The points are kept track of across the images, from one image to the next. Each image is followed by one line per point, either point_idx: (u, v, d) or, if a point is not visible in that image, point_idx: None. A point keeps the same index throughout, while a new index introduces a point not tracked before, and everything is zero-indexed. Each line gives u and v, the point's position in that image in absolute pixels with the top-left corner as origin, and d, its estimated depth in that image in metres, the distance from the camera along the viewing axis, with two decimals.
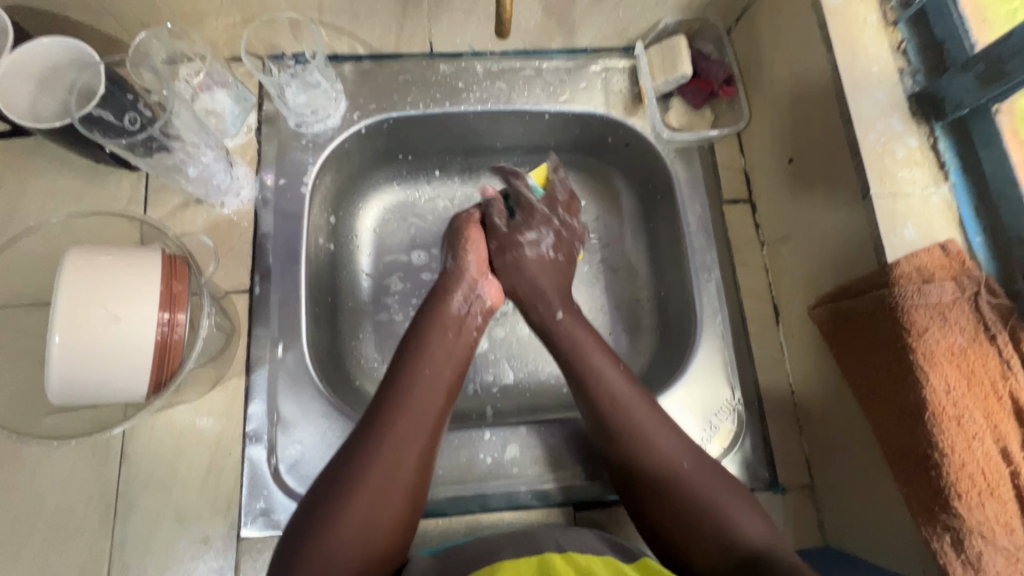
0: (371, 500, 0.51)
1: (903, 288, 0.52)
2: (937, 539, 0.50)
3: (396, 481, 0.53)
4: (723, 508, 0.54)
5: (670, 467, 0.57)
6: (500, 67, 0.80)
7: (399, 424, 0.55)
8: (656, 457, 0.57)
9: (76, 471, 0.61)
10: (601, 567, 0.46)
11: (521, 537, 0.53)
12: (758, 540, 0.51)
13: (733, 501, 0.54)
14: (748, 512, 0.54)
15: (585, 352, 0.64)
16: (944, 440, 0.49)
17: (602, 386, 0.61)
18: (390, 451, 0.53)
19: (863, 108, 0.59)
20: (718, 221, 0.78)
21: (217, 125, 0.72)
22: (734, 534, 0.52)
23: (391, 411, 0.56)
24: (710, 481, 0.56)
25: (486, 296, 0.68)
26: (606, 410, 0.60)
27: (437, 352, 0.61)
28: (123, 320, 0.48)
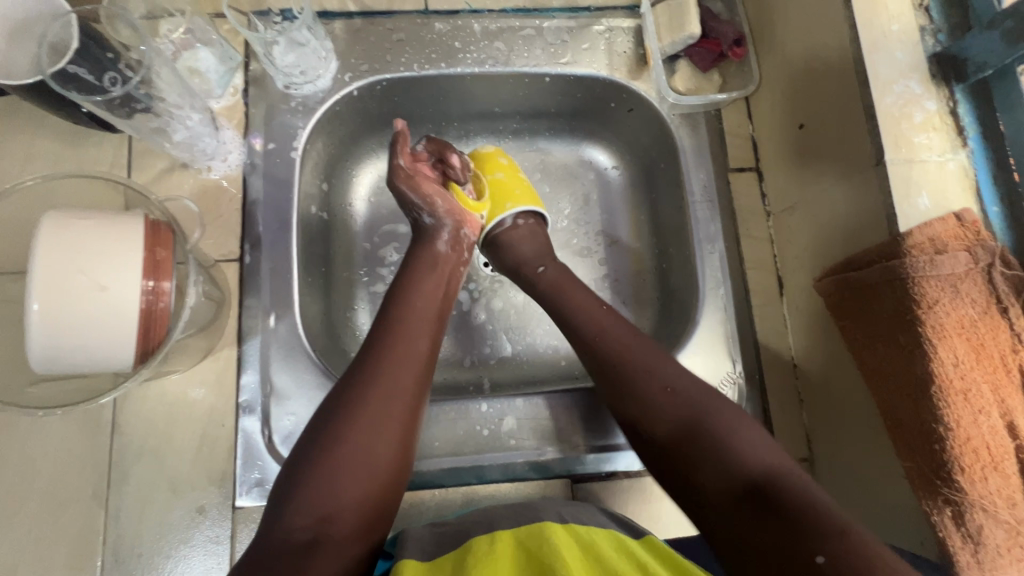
0: (371, 430, 0.50)
1: (915, 258, 0.51)
2: (938, 513, 0.49)
3: (395, 404, 0.51)
4: (731, 431, 0.50)
5: (654, 373, 0.55)
6: (498, 26, 0.76)
7: (397, 347, 0.54)
8: (655, 400, 0.53)
9: (67, 441, 0.60)
10: (605, 540, 0.47)
11: (523, 509, 0.52)
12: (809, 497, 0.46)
13: (736, 425, 0.50)
14: (752, 438, 0.50)
15: (628, 344, 0.57)
16: (948, 414, 0.48)
17: (647, 374, 0.55)
18: (386, 376, 0.52)
19: (879, 69, 0.56)
20: (724, 190, 0.75)
21: (202, 85, 0.69)
22: (735, 460, 0.48)
23: (381, 348, 0.54)
24: (706, 405, 0.52)
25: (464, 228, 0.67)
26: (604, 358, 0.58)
27: (426, 282, 0.61)
28: (110, 288, 0.47)
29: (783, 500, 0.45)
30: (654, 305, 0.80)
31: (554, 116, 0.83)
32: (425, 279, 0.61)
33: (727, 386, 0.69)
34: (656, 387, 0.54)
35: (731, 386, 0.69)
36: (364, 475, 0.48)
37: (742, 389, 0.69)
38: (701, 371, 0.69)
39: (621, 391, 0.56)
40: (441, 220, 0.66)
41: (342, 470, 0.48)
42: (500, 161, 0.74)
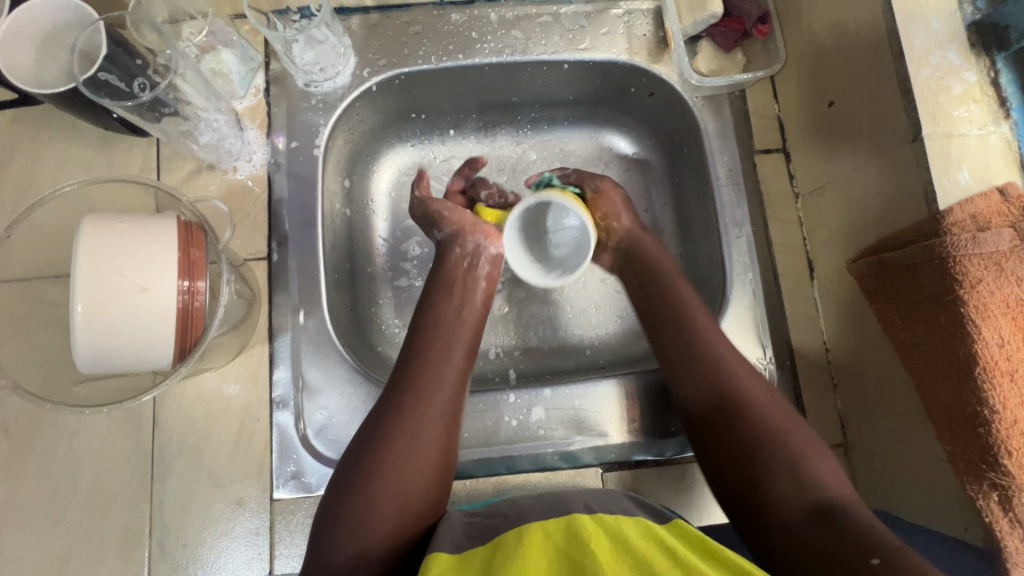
0: (411, 444, 0.53)
1: (956, 236, 0.49)
2: (983, 498, 0.48)
3: (423, 444, 0.53)
4: (812, 457, 0.51)
5: (750, 393, 0.56)
6: (515, 14, 0.75)
7: (422, 390, 0.55)
8: (758, 414, 0.54)
9: (111, 437, 0.62)
10: (632, 527, 0.47)
11: (550, 501, 0.53)
12: (839, 492, 0.49)
13: (818, 453, 0.52)
14: (831, 468, 0.51)
15: (709, 339, 0.60)
16: (994, 396, 0.47)
17: (720, 370, 0.57)
18: (414, 418, 0.54)
19: (915, 41, 0.54)
20: (750, 173, 0.73)
21: (225, 87, 0.70)
22: (815, 487, 0.49)
23: (408, 382, 0.56)
24: (802, 434, 0.53)
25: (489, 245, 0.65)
26: (703, 377, 0.58)
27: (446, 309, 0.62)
28: (150, 290, 0.48)
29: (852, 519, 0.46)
30: None
31: (574, 103, 0.82)
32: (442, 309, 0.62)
33: None
34: (725, 375, 0.57)
35: (761, 373, 0.68)
36: (410, 480, 0.51)
37: (772, 375, 0.68)
38: None
39: (730, 400, 0.56)
40: (453, 235, 0.65)
41: (383, 476, 0.51)
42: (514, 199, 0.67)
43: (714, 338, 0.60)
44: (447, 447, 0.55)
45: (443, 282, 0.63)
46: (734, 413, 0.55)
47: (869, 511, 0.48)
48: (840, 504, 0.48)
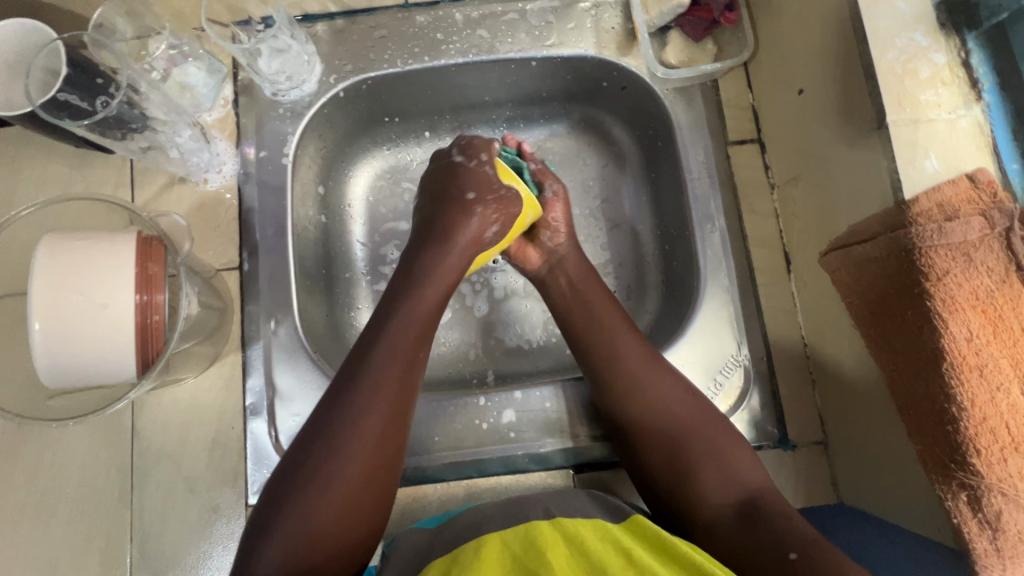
0: (358, 440, 0.48)
1: (920, 227, 0.47)
2: (952, 498, 0.46)
3: (375, 439, 0.49)
4: (730, 454, 0.54)
5: (667, 395, 0.58)
6: (480, 13, 0.74)
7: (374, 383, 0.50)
8: (675, 415, 0.57)
9: (91, 447, 0.64)
10: (591, 531, 0.47)
11: (510, 505, 0.54)
12: (754, 484, 0.52)
13: (735, 450, 0.55)
14: (749, 462, 0.54)
15: (620, 338, 0.62)
16: (962, 392, 0.45)
17: (640, 371, 0.59)
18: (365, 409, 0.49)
19: (879, 24, 0.52)
20: (724, 165, 0.72)
21: (192, 99, 0.70)
22: (736, 483, 0.52)
23: (363, 368, 0.50)
24: (714, 432, 0.56)
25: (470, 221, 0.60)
26: (620, 380, 0.60)
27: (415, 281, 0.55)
28: (110, 306, 0.49)
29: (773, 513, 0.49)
30: (657, 289, 0.78)
31: (547, 100, 0.81)
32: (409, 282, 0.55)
33: (732, 368, 0.67)
34: (646, 376, 0.59)
35: (737, 369, 0.67)
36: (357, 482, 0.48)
37: (748, 371, 0.67)
38: (704, 356, 0.67)
39: (650, 407, 0.58)
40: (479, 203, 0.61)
41: (334, 476, 0.47)
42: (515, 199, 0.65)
43: (631, 339, 0.62)
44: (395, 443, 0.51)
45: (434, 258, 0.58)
46: (657, 413, 0.57)
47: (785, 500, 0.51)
48: (758, 499, 0.51)
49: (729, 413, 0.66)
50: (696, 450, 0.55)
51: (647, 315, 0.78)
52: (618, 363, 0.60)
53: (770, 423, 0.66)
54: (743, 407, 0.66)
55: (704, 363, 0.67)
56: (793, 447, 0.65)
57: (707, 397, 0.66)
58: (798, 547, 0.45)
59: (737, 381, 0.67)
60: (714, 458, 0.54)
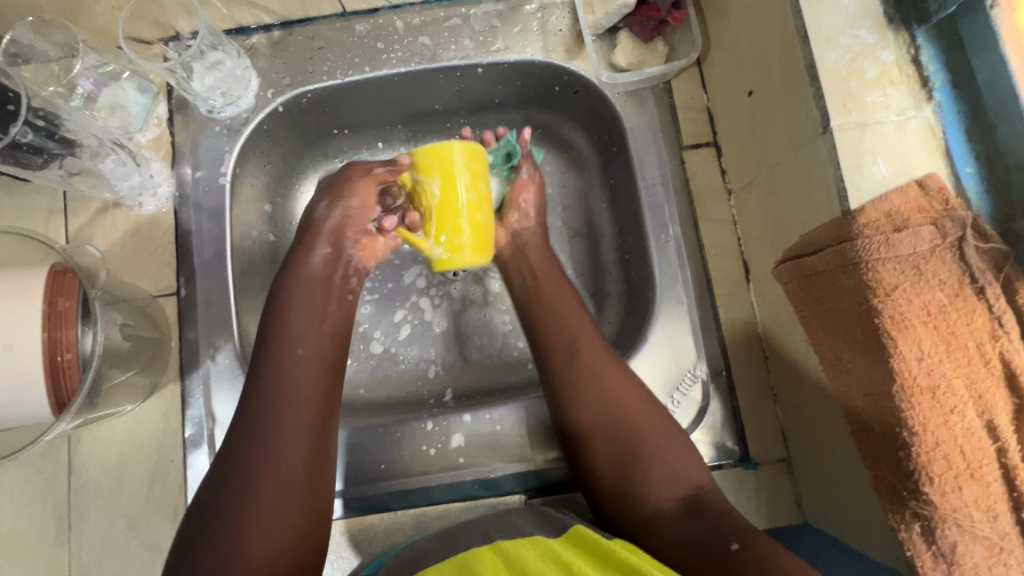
0: (275, 478, 0.47)
1: (868, 240, 0.44)
2: (906, 529, 0.43)
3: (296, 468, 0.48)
4: (676, 449, 0.53)
5: (619, 389, 0.56)
6: (422, 19, 0.72)
7: (281, 411, 0.50)
8: (625, 410, 0.55)
9: (25, 485, 0.62)
10: (530, 551, 0.46)
11: (449, 538, 0.55)
12: (693, 479, 0.51)
13: (681, 446, 0.53)
14: (695, 458, 0.53)
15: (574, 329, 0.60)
16: (914, 416, 0.42)
17: (594, 369, 0.57)
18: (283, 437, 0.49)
19: (822, 21, 0.49)
20: (679, 170, 0.69)
21: (123, 119, 0.68)
22: (681, 476, 0.51)
23: (274, 400, 0.50)
24: (664, 426, 0.54)
25: (361, 260, 0.64)
26: (567, 373, 0.58)
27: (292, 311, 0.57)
28: (16, 346, 0.47)
29: (715, 510, 0.49)
30: (617, 301, 0.75)
31: (499, 107, 0.78)
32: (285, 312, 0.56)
33: (691, 380, 0.64)
34: (599, 372, 0.57)
35: (696, 384, 0.64)
36: (281, 493, 0.47)
37: (707, 386, 0.64)
38: (660, 372, 0.64)
39: (603, 399, 0.56)
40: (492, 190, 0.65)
41: (255, 491, 0.46)
42: None
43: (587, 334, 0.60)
44: (320, 457, 0.50)
45: (306, 286, 0.59)
46: (610, 412, 0.55)
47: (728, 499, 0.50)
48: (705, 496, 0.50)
49: (689, 431, 0.63)
50: (642, 442, 0.53)
51: (607, 328, 0.75)
52: (571, 355, 0.59)
53: (732, 440, 0.63)
54: (704, 425, 0.63)
55: (659, 379, 0.64)
56: (754, 466, 0.62)
57: None
58: (739, 537, 0.44)
59: (696, 397, 0.63)
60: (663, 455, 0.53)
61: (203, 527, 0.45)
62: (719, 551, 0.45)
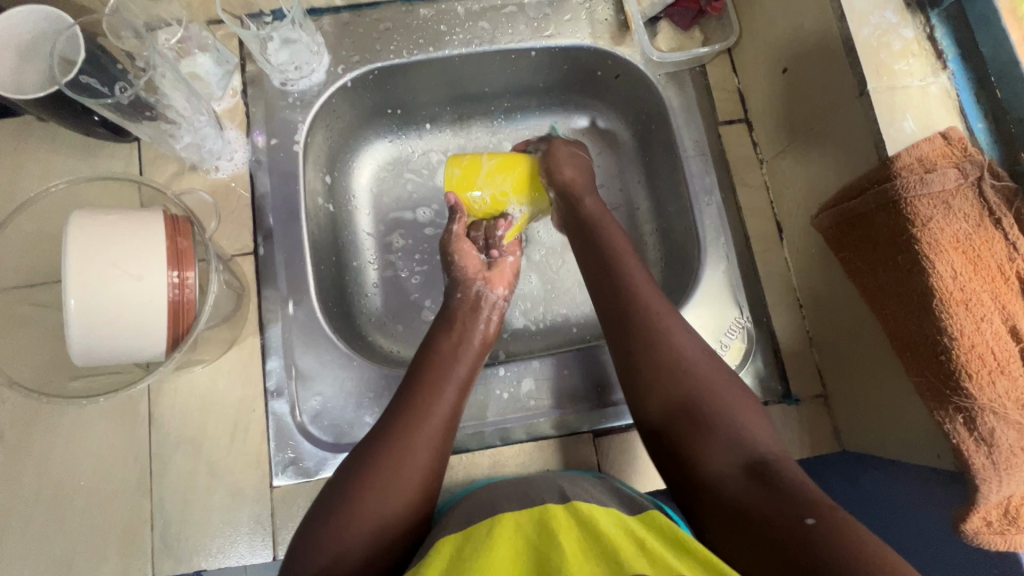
0: (392, 481, 0.52)
1: (905, 179, 0.52)
2: (950, 421, 0.50)
3: (414, 466, 0.54)
4: (743, 413, 0.55)
5: (684, 357, 0.58)
6: (481, 6, 0.78)
7: (417, 420, 0.56)
8: (675, 350, 0.58)
9: (108, 436, 0.63)
10: (606, 517, 0.48)
11: (521, 484, 0.56)
12: (765, 447, 0.52)
13: (747, 410, 0.55)
14: (759, 419, 0.55)
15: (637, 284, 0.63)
16: (952, 323, 0.50)
17: (650, 317, 0.60)
18: (408, 442, 0.55)
19: (854, 4, 0.57)
20: (716, 143, 0.77)
21: (203, 88, 0.71)
22: (747, 439, 0.53)
23: (410, 410, 0.57)
24: (723, 382, 0.57)
25: (492, 291, 0.71)
26: (626, 308, 0.62)
27: (443, 344, 0.65)
28: (146, 278, 0.50)
29: (783, 475, 0.49)
30: (658, 265, 0.82)
31: (544, 91, 0.85)
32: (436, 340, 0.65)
33: (736, 330, 0.71)
34: (643, 312, 0.61)
35: (740, 331, 0.71)
36: (400, 491, 0.52)
37: (751, 332, 0.71)
38: (710, 321, 0.71)
39: (650, 334, 0.59)
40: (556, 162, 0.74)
41: (377, 483, 0.52)
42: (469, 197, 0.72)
43: (644, 285, 0.63)
44: (437, 466, 0.55)
45: (445, 322, 0.68)
46: (657, 350, 0.59)
47: (795, 462, 0.52)
48: (768, 459, 0.51)
49: (735, 371, 0.70)
50: (714, 413, 0.55)
51: None
52: (635, 301, 0.62)
53: (774, 380, 0.70)
54: (748, 366, 0.71)
55: (710, 327, 0.71)
56: (796, 401, 0.69)
57: None
58: (813, 513, 0.44)
59: (740, 340, 0.71)
60: (716, 414, 0.55)
61: (325, 517, 0.51)
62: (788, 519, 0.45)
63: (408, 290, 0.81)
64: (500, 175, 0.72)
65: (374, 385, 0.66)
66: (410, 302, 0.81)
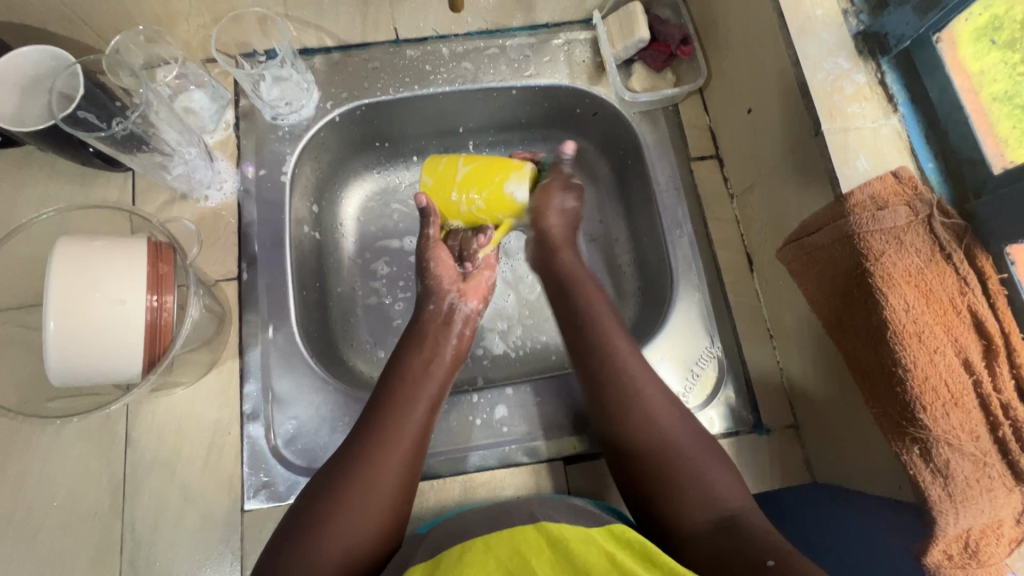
0: (362, 498, 0.53)
1: (858, 216, 0.54)
2: (907, 452, 0.51)
3: (382, 485, 0.54)
4: (708, 473, 0.55)
5: (653, 409, 0.59)
6: (464, 47, 0.82)
7: (386, 436, 0.57)
8: (653, 419, 0.59)
9: (84, 456, 0.64)
10: (572, 531, 0.48)
11: (496, 513, 0.54)
12: (736, 503, 0.53)
13: (712, 465, 0.55)
14: (725, 473, 0.55)
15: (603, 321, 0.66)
16: (906, 355, 0.51)
17: (636, 393, 0.60)
18: (380, 457, 0.55)
19: (808, 50, 0.61)
20: (688, 178, 0.80)
21: (196, 123, 0.75)
22: (714, 494, 0.53)
23: (376, 428, 0.57)
24: (693, 443, 0.57)
25: (464, 304, 0.72)
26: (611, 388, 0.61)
27: (415, 359, 0.65)
28: (128, 302, 0.52)
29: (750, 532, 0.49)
30: (634, 295, 0.84)
31: (526, 126, 0.89)
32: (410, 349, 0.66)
33: (707, 360, 0.72)
34: (641, 408, 0.59)
35: (711, 361, 0.72)
36: (372, 511, 0.53)
37: (722, 361, 0.73)
38: (681, 349, 0.73)
39: (624, 404, 0.60)
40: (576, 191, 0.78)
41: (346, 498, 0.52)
42: (446, 200, 0.72)
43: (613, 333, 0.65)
44: (409, 483, 0.56)
45: (416, 335, 0.68)
46: (653, 444, 0.57)
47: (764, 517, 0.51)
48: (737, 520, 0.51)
49: (707, 401, 0.71)
50: (681, 464, 0.55)
51: (626, 319, 0.83)
52: (610, 363, 0.63)
53: (745, 410, 0.71)
54: (719, 396, 0.71)
55: (680, 356, 0.73)
56: (767, 431, 0.70)
57: (686, 387, 0.71)
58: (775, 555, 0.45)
59: (712, 371, 0.72)
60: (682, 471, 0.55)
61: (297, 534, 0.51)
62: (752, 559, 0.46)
63: (392, 315, 0.83)
64: (471, 189, 0.71)
65: (347, 409, 0.67)
66: (393, 328, 0.82)
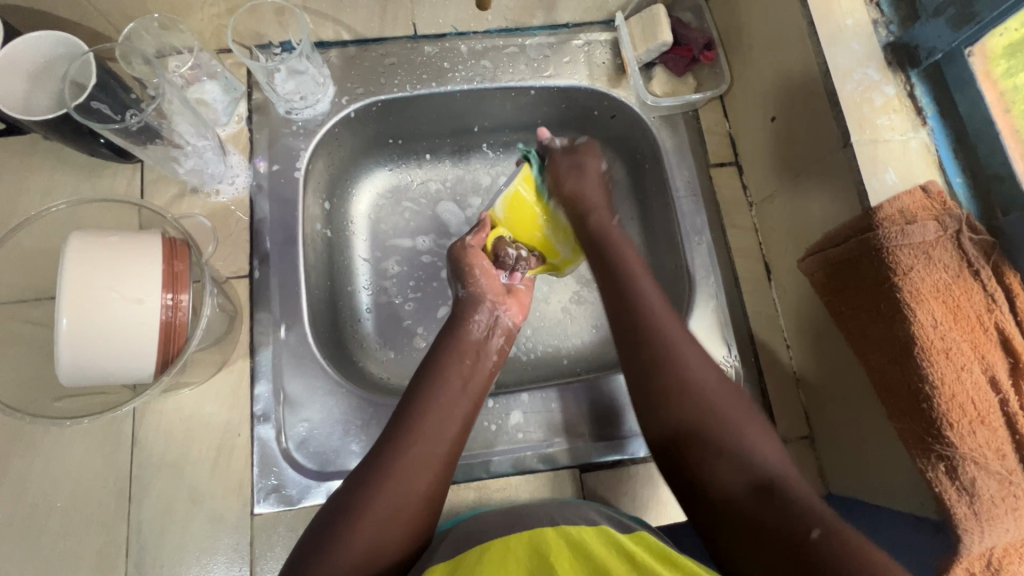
0: (387, 508, 0.51)
1: (887, 229, 0.53)
2: (932, 469, 0.50)
3: (411, 499, 0.53)
4: (745, 436, 0.53)
5: (677, 358, 0.59)
6: (483, 46, 0.80)
7: (413, 451, 0.55)
8: (690, 378, 0.58)
9: (89, 455, 0.62)
10: (595, 537, 0.47)
11: (515, 516, 0.53)
12: (776, 467, 0.51)
13: (749, 427, 0.54)
14: (763, 438, 0.54)
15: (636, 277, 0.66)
16: (934, 372, 0.51)
17: (672, 350, 0.59)
18: (407, 472, 0.54)
19: (838, 60, 0.60)
20: (707, 185, 0.79)
21: (209, 115, 0.74)
22: (753, 459, 0.52)
23: (403, 440, 0.56)
24: (728, 403, 0.56)
25: (508, 316, 0.70)
26: (643, 328, 0.61)
27: (454, 373, 0.62)
28: (146, 302, 0.50)
29: (788, 498, 0.48)
30: None
31: (542, 127, 0.88)
32: (449, 358, 0.63)
33: (722, 369, 0.72)
34: (674, 365, 0.58)
35: (728, 370, 0.72)
36: (399, 521, 0.51)
37: (738, 371, 0.72)
38: None
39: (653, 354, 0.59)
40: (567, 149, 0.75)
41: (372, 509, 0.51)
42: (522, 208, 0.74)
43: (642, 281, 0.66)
44: (436, 493, 0.55)
45: (455, 345, 0.65)
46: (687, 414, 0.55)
47: (801, 482, 0.50)
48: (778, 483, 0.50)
49: None
50: (724, 430, 0.54)
51: None
52: (633, 313, 0.63)
53: None
54: None
55: None
56: (782, 441, 0.70)
57: None
58: (819, 525, 0.44)
59: None
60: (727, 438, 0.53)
61: (318, 543, 0.49)
62: (791, 535, 0.45)
63: (402, 315, 0.82)
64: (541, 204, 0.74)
65: (360, 412, 0.66)
66: (403, 328, 0.81)
